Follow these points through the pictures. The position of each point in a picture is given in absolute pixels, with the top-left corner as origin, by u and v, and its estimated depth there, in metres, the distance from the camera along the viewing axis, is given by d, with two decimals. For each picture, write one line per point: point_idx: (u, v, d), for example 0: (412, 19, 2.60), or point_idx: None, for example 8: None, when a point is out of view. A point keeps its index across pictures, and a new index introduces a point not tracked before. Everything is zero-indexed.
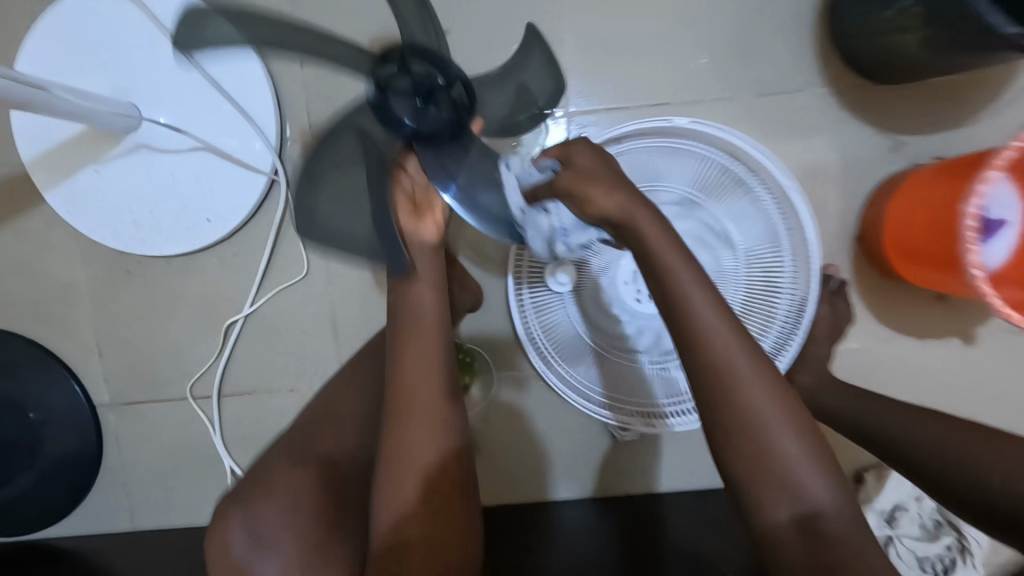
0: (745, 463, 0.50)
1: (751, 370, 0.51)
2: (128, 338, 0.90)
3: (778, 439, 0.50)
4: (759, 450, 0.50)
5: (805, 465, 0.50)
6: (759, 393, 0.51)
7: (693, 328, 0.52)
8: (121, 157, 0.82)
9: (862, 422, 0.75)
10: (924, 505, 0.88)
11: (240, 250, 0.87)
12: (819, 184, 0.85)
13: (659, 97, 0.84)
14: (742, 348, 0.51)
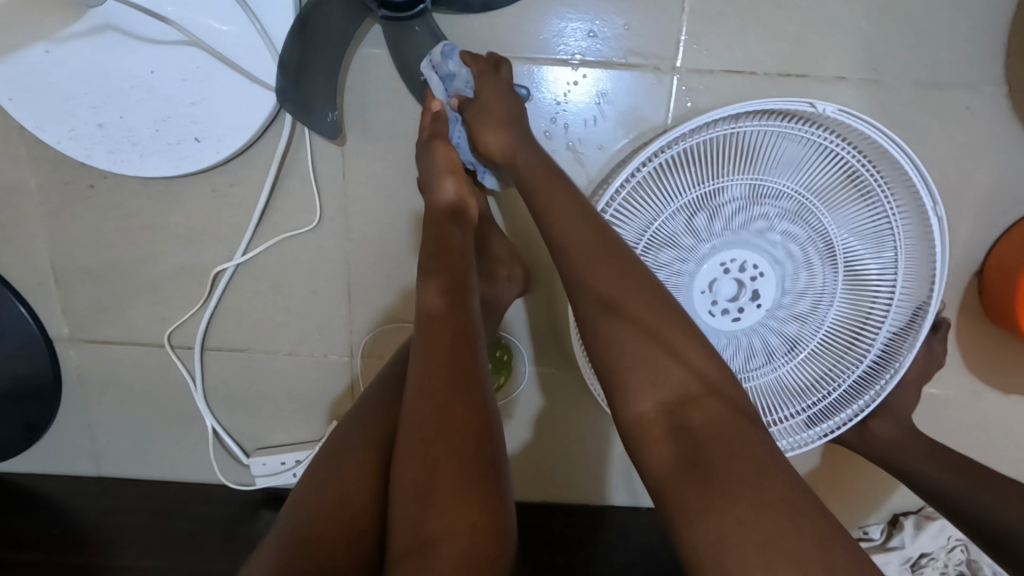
0: (643, 409, 0.52)
1: (619, 317, 0.54)
2: (93, 268, 0.74)
3: (638, 394, 0.53)
4: (658, 364, 0.52)
5: (678, 407, 0.51)
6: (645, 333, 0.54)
7: (585, 272, 0.57)
8: (80, 39, 0.61)
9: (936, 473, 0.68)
10: (952, 555, 0.83)
11: (239, 182, 0.70)
12: (956, 207, 0.70)
13: (793, 65, 0.66)
14: (633, 284, 0.55)
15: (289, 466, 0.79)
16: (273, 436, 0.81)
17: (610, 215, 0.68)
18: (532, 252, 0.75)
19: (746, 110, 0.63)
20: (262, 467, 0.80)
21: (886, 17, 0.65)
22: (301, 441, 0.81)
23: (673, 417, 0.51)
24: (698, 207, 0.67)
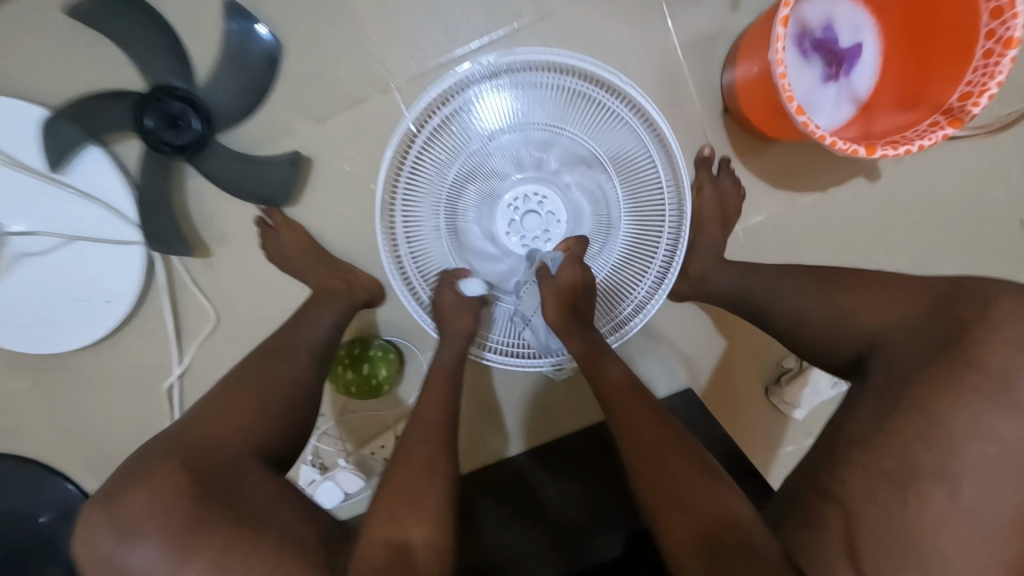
0: (660, 486, 0.57)
1: (627, 410, 0.64)
2: (91, 425, 0.96)
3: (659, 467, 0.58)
4: (666, 459, 0.58)
5: (700, 483, 0.56)
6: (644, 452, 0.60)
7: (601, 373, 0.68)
8: (7, 273, 0.85)
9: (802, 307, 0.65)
10: None
11: (152, 317, 0.91)
12: (669, 70, 0.82)
13: (480, 35, 0.81)
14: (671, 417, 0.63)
15: None
16: None
17: (409, 169, 0.79)
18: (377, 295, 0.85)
19: (435, 89, 0.75)
20: None
21: None
22: None
23: (677, 473, 0.57)
24: (474, 176, 0.83)
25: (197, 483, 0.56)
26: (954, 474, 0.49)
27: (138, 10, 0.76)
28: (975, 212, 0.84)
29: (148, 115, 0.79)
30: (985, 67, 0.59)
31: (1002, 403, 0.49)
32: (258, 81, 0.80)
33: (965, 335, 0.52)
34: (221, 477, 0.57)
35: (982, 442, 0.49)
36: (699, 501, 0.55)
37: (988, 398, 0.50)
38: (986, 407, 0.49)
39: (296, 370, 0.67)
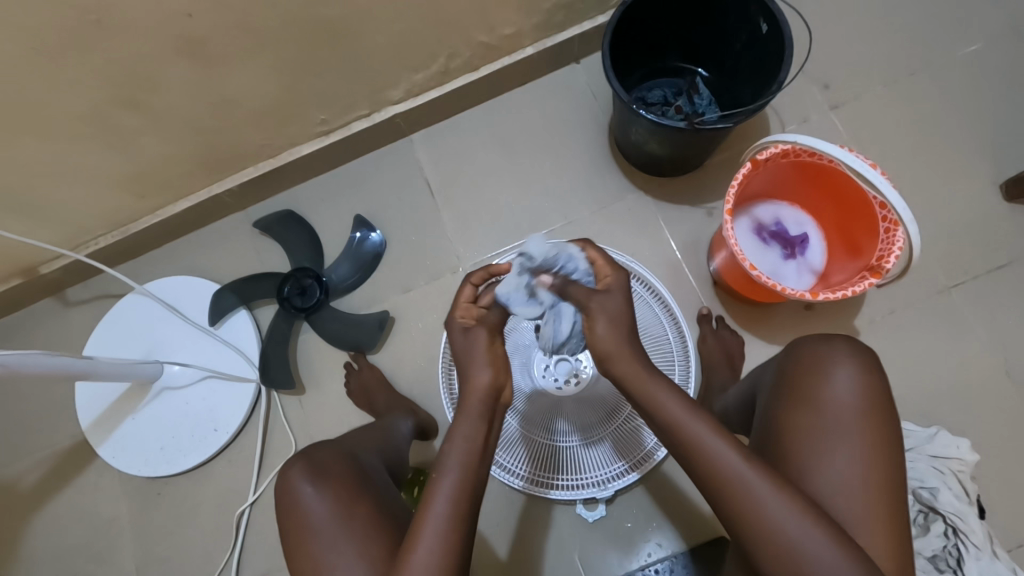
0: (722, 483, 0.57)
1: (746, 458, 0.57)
2: (161, 551, 1.06)
3: (783, 521, 0.54)
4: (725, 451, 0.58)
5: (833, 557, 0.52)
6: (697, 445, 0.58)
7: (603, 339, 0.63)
8: (149, 403, 1.09)
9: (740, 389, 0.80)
10: (932, 536, 0.84)
11: (243, 447, 1.08)
12: (667, 255, 1.07)
13: (524, 234, 1.12)
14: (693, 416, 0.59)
15: None
16: None
17: None
18: (421, 423, 0.98)
19: None
20: None
21: (559, 191, 1.13)
22: None
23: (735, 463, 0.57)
24: None
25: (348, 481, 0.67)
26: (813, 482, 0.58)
27: (296, 220, 1.13)
28: (958, 366, 0.95)
29: (287, 285, 1.10)
30: (888, 239, 0.79)
31: (830, 416, 0.60)
32: (366, 265, 1.12)
33: (792, 370, 0.64)
34: (364, 476, 0.69)
35: (831, 458, 0.58)
36: (814, 567, 0.52)
37: (810, 415, 0.60)
38: (807, 420, 0.61)
39: (399, 448, 0.85)
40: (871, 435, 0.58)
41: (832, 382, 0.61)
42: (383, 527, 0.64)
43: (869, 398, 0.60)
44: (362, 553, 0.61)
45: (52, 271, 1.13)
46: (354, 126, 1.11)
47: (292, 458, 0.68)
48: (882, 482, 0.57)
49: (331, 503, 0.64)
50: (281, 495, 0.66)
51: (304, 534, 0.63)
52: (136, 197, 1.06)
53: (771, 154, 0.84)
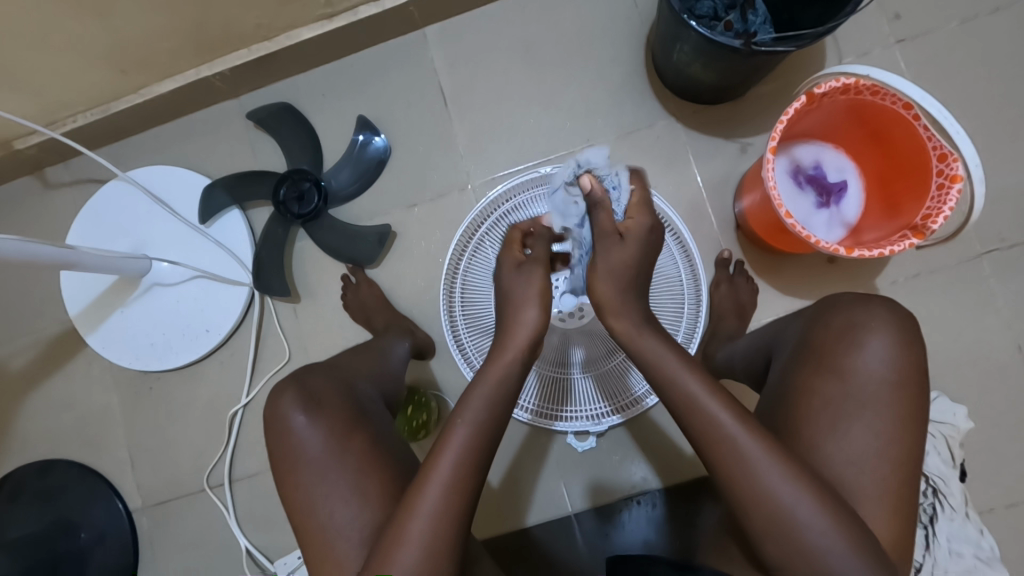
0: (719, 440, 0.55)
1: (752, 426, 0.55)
2: (152, 442, 1.07)
3: (784, 493, 0.52)
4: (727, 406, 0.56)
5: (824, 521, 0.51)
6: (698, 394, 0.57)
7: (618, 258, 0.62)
8: (138, 298, 1.05)
9: (746, 347, 0.78)
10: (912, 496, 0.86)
11: (235, 350, 1.06)
12: (691, 192, 1.00)
13: (541, 155, 1.04)
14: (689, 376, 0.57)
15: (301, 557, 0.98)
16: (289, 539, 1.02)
17: (478, 244, 0.97)
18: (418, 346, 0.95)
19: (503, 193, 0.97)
20: (285, 565, 1.00)
21: (583, 111, 1.03)
22: None
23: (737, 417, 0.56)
24: None
25: (338, 410, 0.65)
26: (824, 450, 0.57)
27: (293, 115, 1.03)
28: (973, 335, 0.93)
29: (283, 186, 1.03)
30: (940, 197, 0.72)
31: (852, 382, 0.57)
32: (368, 171, 1.03)
33: (819, 333, 0.61)
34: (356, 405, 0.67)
35: (844, 429, 0.56)
36: (809, 535, 0.51)
37: (829, 381, 0.58)
38: (827, 385, 0.58)
39: (396, 371, 0.82)
40: (898, 409, 0.56)
41: (861, 349, 0.58)
42: (375, 461, 0.63)
43: (896, 369, 0.57)
44: (355, 489, 0.61)
45: (27, 147, 1.04)
46: (361, 11, 0.98)
47: (282, 384, 0.66)
48: (898, 457, 0.55)
49: (321, 432, 0.63)
50: (271, 414, 0.64)
51: (295, 461, 0.62)
52: (115, 72, 0.95)
53: (831, 88, 0.74)
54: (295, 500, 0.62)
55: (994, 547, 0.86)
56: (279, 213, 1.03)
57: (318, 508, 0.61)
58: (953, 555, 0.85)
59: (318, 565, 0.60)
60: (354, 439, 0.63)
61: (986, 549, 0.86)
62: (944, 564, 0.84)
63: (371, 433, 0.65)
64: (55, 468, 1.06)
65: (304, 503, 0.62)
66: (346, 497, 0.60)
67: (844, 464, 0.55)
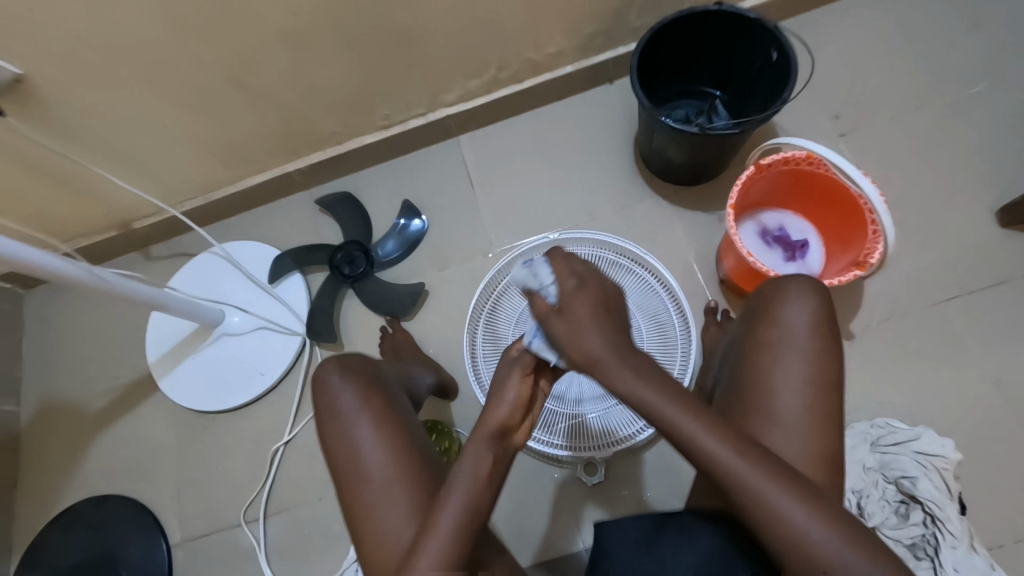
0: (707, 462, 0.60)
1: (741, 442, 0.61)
2: (200, 478, 1.18)
3: (777, 502, 0.58)
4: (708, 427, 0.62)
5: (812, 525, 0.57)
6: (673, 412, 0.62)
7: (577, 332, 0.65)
8: (208, 345, 1.23)
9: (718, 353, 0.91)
10: (910, 526, 0.90)
11: (284, 392, 1.21)
12: (678, 255, 1.18)
13: (550, 227, 1.25)
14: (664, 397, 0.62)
15: None
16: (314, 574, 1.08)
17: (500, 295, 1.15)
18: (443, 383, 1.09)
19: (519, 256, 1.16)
20: None
21: (585, 193, 1.26)
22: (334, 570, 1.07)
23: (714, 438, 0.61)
24: None
25: (369, 378, 0.76)
26: (770, 395, 0.67)
27: (352, 200, 1.29)
28: (946, 372, 1.02)
29: (338, 254, 1.25)
30: (875, 238, 0.88)
31: (786, 335, 0.69)
32: (409, 242, 1.26)
33: (758, 302, 0.74)
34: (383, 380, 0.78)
35: (784, 375, 0.67)
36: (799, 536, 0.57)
37: (770, 333, 0.70)
38: (767, 338, 0.70)
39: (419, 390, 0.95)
40: (822, 350, 0.68)
41: (790, 309, 0.70)
42: (400, 418, 0.73)
43: (818, 322, 0.69)
44: (388, 448, 0.69)
45: (142, 226, 1.32)
46: (411, 123, 1.28)
47: (326, 360, 0.77)
48: (823, 391, 0.66)
49: (356, 390, 0.73)
50: (318, 376, 0.76)
51: (335, 415, 0.72)
52: (221, 168, 1.24)
53: (773, 160, 0.95)
54: (332, 452, 0.71)
55: None
56: (333, 276, 1.24)
57: (354, 456, 0.69)
58: None
59: (353, 508, 0.67)
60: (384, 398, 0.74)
61: None
62: None
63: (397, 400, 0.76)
64: (110, 502, 1.17)
65: (340, 454, 0.70)
66: (376, 446, 0.69)
67: (785, 402, 0.66)
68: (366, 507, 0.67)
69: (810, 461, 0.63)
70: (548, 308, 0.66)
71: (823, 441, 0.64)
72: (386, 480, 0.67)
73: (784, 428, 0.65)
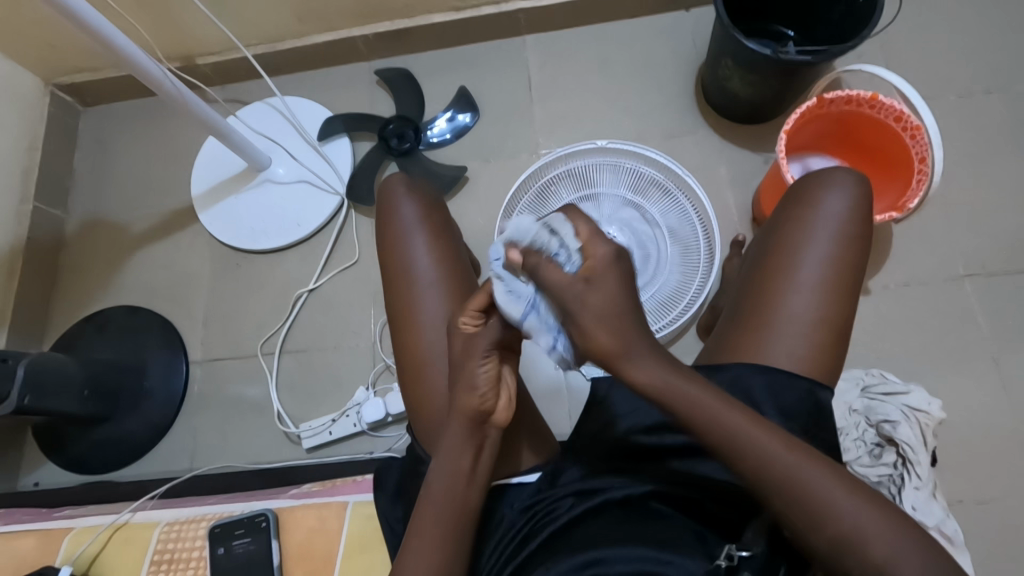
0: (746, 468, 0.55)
1: (785, 446, 0.55)
2: (225, 309, 1.25)
3: (842, 515, 0.52)
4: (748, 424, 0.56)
5: (873, 532, 0.52)
6: (713, 409, 0.56)
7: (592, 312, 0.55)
8: (251, 188, 1.28)
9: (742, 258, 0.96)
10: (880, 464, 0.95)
11: (316, 246, 1.27)
12: (717, 188, 1.20)
13: (597, 138, 1.27)
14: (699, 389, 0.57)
15: (326, 424, 1.11)
16: (317, 411, 1.16)
17: (540, 186, 1.16)
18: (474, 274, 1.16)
19: (563, 156, 1.17)
20: (309, 427, 1.12)
21: (638, 113, 1.27)
22: (336, 410, 1.15)
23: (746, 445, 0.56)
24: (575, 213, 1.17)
25: (428, 202, 0.83)
26: (793, 265, 0.69)
27: (409, 76, 1.30)
28: (950, 341, 1.05)
29: (387, 124, 1.26)
30: (917, 187, 0.91)
31: (819, 216, 0.71)
32: (458, 128, 1.29)
33: (797, 186, 0.76)
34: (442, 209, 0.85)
35: (810, 248, 0.69)
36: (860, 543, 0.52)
37: (806, 212, 0.72)
38: (803, 214, 0.72)
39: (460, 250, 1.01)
40: (852, 233, 0.70)
41: (827, 195, 0.72)
42: (449, 243, 0.81)
43: (853, 207, 0.71)
44: (435, 262, 0.78)
45: (204, 64, 1.35)
46: (483, 10, 1.28)
47: (394, 176, 0.86)
48: (846, 268, 0.69)
49: (417, 204, 0.82)
50: (384, 188, 0.84)
51: (393, 224, 0.81)
52: (291, 19, 1.26)
53: (837, 96, 0.96)
54: (387, 255, 0.80)
55: (958, 530, 0.91)
56: (378, 145, 1.26)
57: (404, 262, 0.78)
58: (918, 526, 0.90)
59: (398, 306, 0.77)
60: (438, 220, 0.82)
61: (951, 530, 0.90)
62: None
63: (448, 225, 0.83)
64: (140, 314, 1.25)
65: (394, 260, 0.79)
66: (424, 258, 0.78)
67: (808, 271, 0.68)
68: (410, 310, 0.76)
69: (818, 327, 0.67)
70: (570, 278, 0.54)
71: (838, 309, 0.67)
72: (428, 293, 0.76)
73: (803, 294, 0.68)
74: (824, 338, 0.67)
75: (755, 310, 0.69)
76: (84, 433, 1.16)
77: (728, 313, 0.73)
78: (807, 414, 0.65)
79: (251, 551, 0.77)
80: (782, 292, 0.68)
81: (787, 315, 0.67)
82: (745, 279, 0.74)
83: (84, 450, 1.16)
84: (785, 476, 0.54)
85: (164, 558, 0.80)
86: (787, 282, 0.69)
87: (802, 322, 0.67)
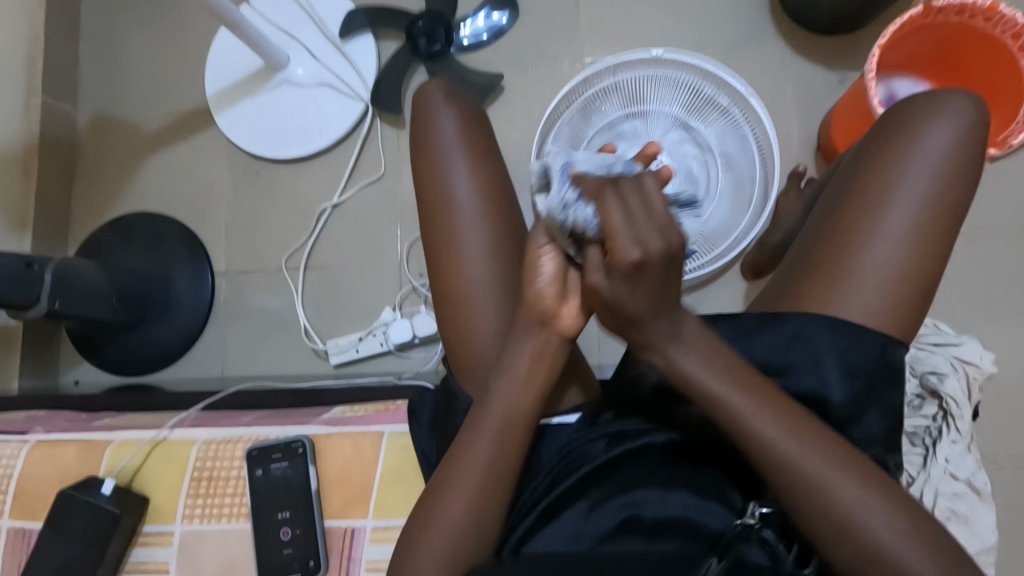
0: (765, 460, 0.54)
1: (808, 441, 0.53)
2: (246, 220, 1.21)
3: (855, 511, 0.51)
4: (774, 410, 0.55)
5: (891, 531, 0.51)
6: (737, 404, 0.55)
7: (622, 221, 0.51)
8: (268, 90, 1.18)
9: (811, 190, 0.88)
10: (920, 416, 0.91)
11: (340, 158, 1.19)
12: (782, 111, 1.08)
13: (650, 46, 1.12)
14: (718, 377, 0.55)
15: (352, 343, 1.11)
16: (343, 329, 1.15)
17: (583, 101, 1.06)
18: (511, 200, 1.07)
19: (612, 67, 1.04)
20: (336, 345, 1.12)
21: (700, 18, 1.11)
22: (363, 328, 1.14)
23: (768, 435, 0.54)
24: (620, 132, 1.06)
25: (468, 116, 0.75)
26: (881, 206, 0.62)
27: None
28: (1015, 293, 0.98)
29: (415, 19, 1.12)
30: None
31: (919, 148, 0.62)
32: (494, 28, 1.14)
33: (894, 114, 0.66)
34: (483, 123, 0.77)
35: (903, 187, 0.61)
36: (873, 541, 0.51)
37: (905, 144, 0.62)
38: (902, 146, 0.63)
39: None
40: (955, 170, 0.61)
41: (931, 124, 0.62)
42: (491, 163, 0.73)
43: (962, 139, 0.61)
44: (478, 185, 0.71)
45: None
46: None
47: (429, 83, 0.77)
48: (942, 211, 0.61)
49: (456, 117, 0.73)
50: (418, 97, 0.75)
51: (432, 139, 0.73)
52: None
53: (947, 4, 0.81)
54: (424, 174, 0.73)
55: (988, 484, 0.88)
56: (405, 45, 1.14)
57: (443, 183, 0.72)
58: (948, 478, 0.88)
59: (434, 233, 0.72)
60: (480, 137, 0.74)
61: (980, 483, 0.88)
62: (935, 484, 0.87)
63: (490, 142, 0.75)
64: (161, 221, 1.21)
65: (431, 180, 0.72)
66: (465, 180, 0.71)
67: (899, 214, 0.61)
68: (450, 236, 0.71)
69: (902, 277, 0.61)
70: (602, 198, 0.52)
71: (926, 258, 0.61)
72: (470, 220, 0.70)
73: (890, 242, 0.61)
74: (906, 288, 0.61)
75: (831, 258, 0.63)
76: (116, 338, 1.18)
77: (795, 255, 0.67)
78: (875, 370, 0.60)
79: (289, 474, 0.80)
80: (862, 235, 0.62)
81: (867, 262, 0.61)
82: (821, 218, 0.67)
83: (118, 354, 1.18)
84: (805, 470, 0.53)
85: (204, 475, 0.83)
86: (872, 225, 0.62)
87: (884, 271, 0.61)
